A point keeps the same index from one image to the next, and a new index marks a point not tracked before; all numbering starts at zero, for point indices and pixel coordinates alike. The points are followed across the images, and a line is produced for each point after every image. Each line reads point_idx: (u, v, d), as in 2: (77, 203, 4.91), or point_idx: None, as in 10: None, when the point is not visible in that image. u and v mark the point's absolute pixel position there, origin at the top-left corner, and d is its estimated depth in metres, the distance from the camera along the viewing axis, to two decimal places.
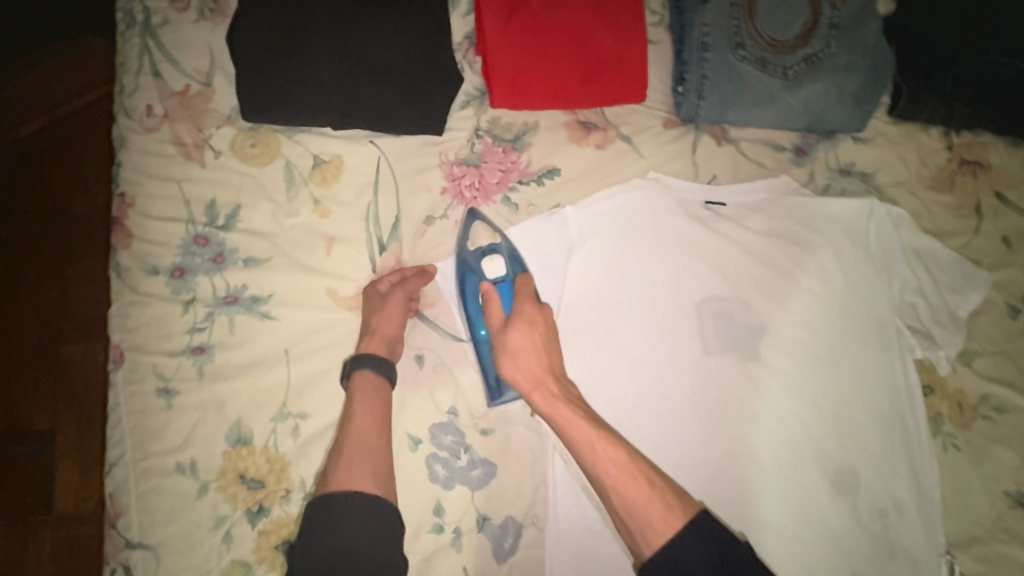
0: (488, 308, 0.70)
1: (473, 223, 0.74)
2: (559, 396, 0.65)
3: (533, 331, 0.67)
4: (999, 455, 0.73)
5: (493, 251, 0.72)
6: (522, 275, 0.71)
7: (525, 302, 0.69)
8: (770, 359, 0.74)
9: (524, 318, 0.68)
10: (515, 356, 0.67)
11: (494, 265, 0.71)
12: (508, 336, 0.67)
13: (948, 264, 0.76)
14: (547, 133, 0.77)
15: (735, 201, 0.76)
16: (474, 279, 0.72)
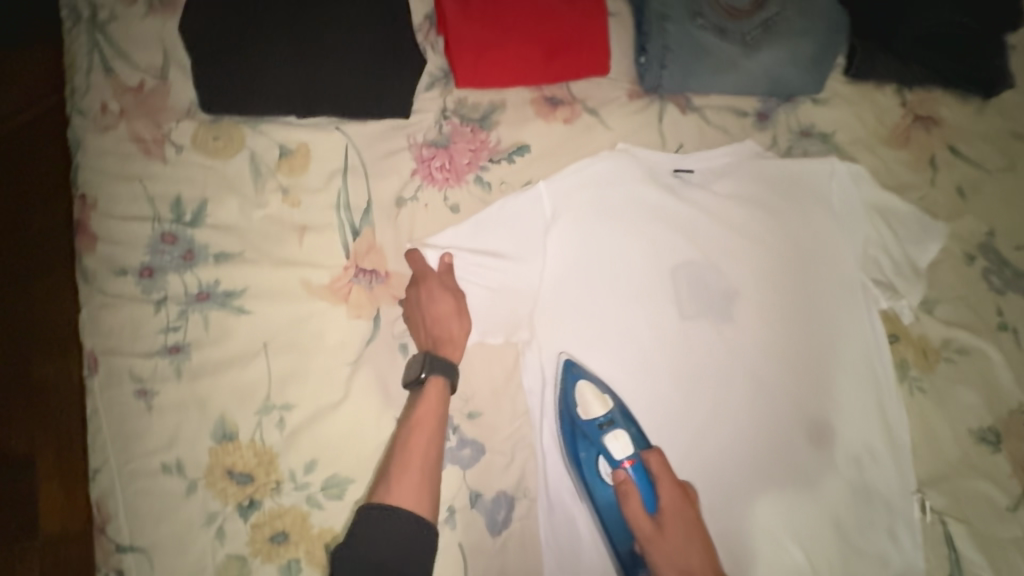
0: (629, 506, 0.66)
1: (575, 380, 0.71)
2: None
3: (690, 533, 0.65)
4: (961, 395, 0.76)
5: (614, 423, 0.70)
6: (651, 451, 0.69)
7: (669, 492, 0.66)
8: (744, 321, 0.75)
9: (672, 514, 0.66)
10: (677, 560, 0.63)
11: (620, 446, 0.69)
12: (665, 539, 0.64)
13: (908, 217, 0.78)
14: (513, 110, 0.77)
15: (703, 167, 0.77)
16: (592, 457, 0.70)
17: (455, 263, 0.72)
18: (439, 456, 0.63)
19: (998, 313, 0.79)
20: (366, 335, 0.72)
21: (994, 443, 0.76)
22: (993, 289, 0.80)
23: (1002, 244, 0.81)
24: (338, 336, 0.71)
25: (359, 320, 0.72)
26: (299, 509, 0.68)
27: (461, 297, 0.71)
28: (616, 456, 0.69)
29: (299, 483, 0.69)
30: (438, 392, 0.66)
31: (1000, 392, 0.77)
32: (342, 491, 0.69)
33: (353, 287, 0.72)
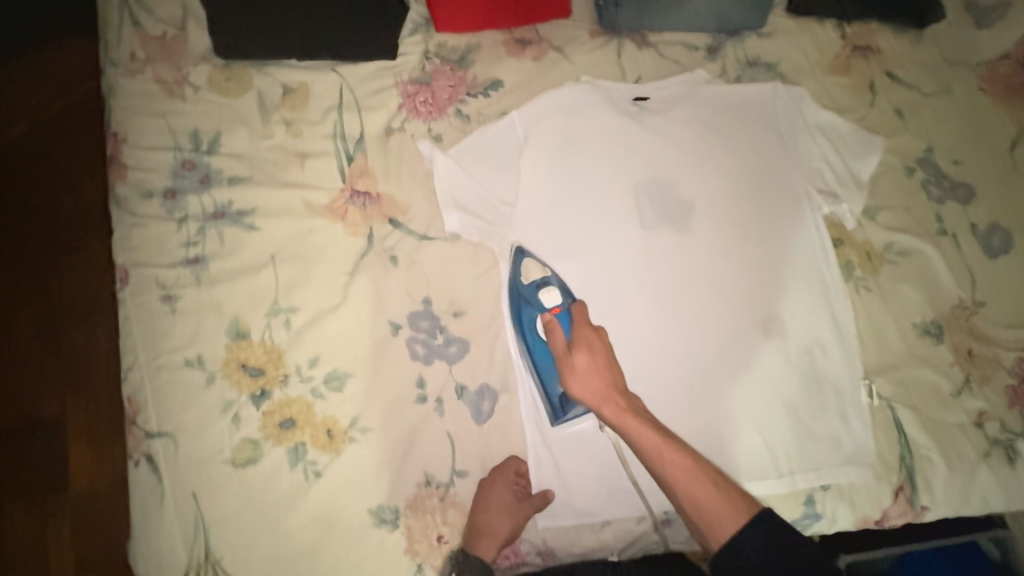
0: (551, 337, 0.75)
1: (523, 259, 0.81)
2: (627, 409, 0.70)
3: (596, 356, 0.73)
4: (904, 292, 0.84)
5: (549, 282, 0.80)
6: (577, 303, 0.77)
7: (586, 329, 0.74)
8: (700, 229, 0.83)
9: (584, 343, 0.73)
10: (582, 376, 0.71)
11: (552, 296, 0.79)
12: (574, 360, 0.72)
13: (849, 134, 0.86)
14: (487, 51, 0.86)
15: (659, 95, 0.86)
16: (529, 309, 0.80)
17: (433, 167, 0.83)
18: (466, 441, 0.78)
19: (937, 219, 0.86)
20: (361, 248, 0.81)
21: (936, 335, 0.83)
22: (932, 198, 0.87)
23: (939, 159, 0.88)
24: (337, 249, 0.81)
25: (355, 236, 0.81)
26: (304, 399, 0.77)
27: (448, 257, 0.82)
28: (545, 305, 0.79)
29: (304, 377, 0.78)
30: (509, 495, 0.76)
31: (940, 289, 0.84)
32: (342, 383, 0.78)
33: (350, 207, 0.82)
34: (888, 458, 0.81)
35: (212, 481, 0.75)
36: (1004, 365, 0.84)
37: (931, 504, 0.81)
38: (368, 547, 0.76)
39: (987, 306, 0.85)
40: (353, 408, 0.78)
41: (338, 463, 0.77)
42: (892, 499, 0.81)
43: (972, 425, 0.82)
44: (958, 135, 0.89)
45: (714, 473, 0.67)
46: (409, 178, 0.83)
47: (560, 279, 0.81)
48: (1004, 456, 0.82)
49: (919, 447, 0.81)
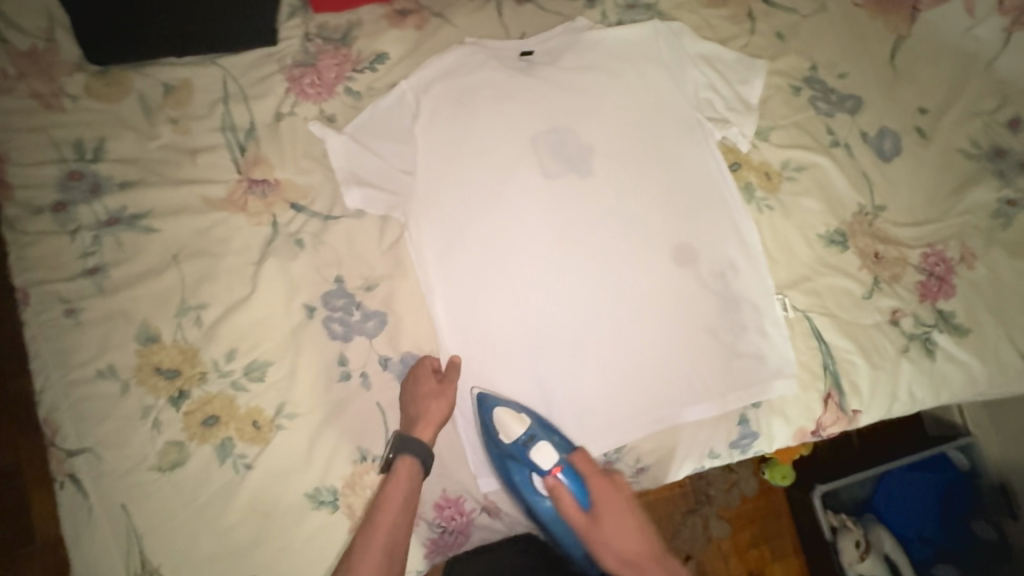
0: (562, 505, 0.74)
1: (494, 412, 0.77)
2: None
3: (619, 511, 0.74)
4: (805, 205, 0.86)
5: (537, 438, 0.75)
6: (575, 453, 0.76)
7: (596, 481, 0.75)
8: (602, 170, 0.84)
9: (603, 502, 0.74)
10: (616, 548, 0.72)
11: (547, 457, 0.74)
12: (602, 532, 0.73)
13: (732, 61, 0.88)
14: (369, 25, 0.86)
15: (545, 48, 0.87)
16: (521, 468, 0.76)
17: (329, 147, 0.82)
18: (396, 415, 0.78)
19: (829, 132, 0.89)
20: (266, 237, 0.81)
21: (842, 244, 0.86)
22: (822, 113, 0.89)
23: (824, 75, 0.91)
24: (243, 240, 0.80)
25: (258, 226, 0.81)
26: (226, 394, 0.76)
27: (357, 234, 0.82)
28: (544, 469, 0.75)
29: (223, 372, 0.77)
30: (438, 381, 0.77)
31: (839, 198, 0.87)
32: (264, 373, 0.77)
33: (249, 198, 0.81)
34: (812, 366, 0.83)
35: (141, 489, 0.74)
36: (912, 262, 0.87)
37: (861, 407, 0.84)
38: (310, 530, 0.75)
39: (888, 208, 0.88)
40: (278, 395, 0.77)
41: (268, 453, 0.76)
42: (822, 407, 0.84)
43: (889, 324, 0.85)
44: (839, 49, 0.92)
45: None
46: (306, 160, 0.83)
47: (518, 403, 0.78)
48: (923, 348, 0.85)
49: (841, 352, 0.84)
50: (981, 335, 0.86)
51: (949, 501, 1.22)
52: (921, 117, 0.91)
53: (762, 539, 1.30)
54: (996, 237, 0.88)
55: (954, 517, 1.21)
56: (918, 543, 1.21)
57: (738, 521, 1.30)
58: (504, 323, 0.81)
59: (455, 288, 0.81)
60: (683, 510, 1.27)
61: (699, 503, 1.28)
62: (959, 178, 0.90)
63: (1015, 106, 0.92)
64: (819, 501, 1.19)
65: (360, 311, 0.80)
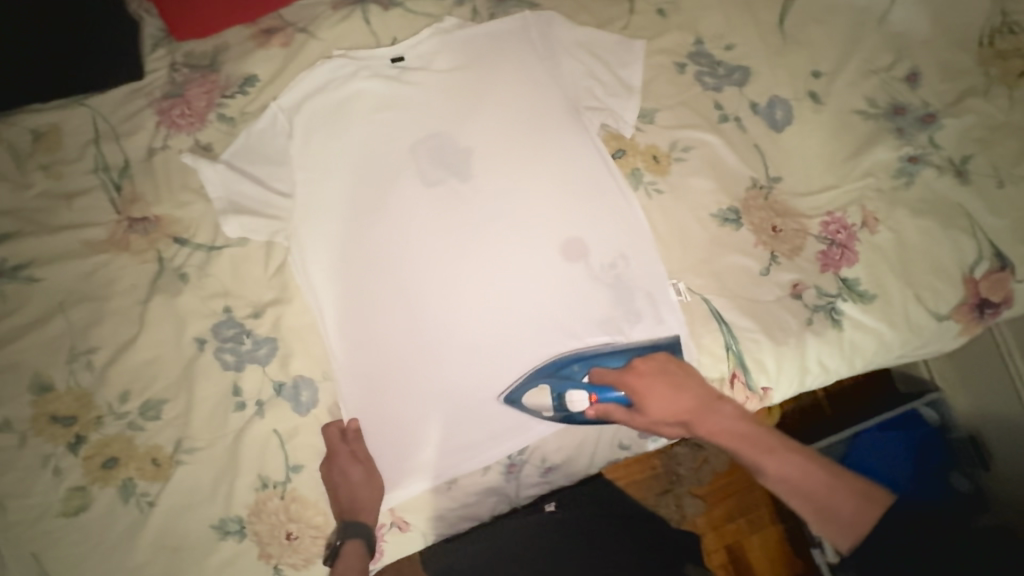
0: (615, 417, 0.76)
1: (518, 405, 0.78)
2: (718, 425, 0.76)
3: (675, 383, 0.76)
4: (696, 185, 0.84)
5: (565, 392, 0.77)
6: (595, 372, 0.77)
7: (630, 377, 0.76)
8: (483, 171, 0.83)
9: (659, 382, 0.76)
10: (666, 413, 0.75)
11: (579, 396, 0.76)
12: (650, 409, 0.74)
13: (610, 43, 0.86)
14: (235, 48, 0.85)
15: (416, 51, 0.85)
16: (561, 406, 0.77)
17: (204, 176, 0.81)
18: (295, 438, 0.79)
19: (717, 107, 0.87)
20: (151, 273, 0.81)
21: (736, 221, 0.84)
22: (708, 88, 0.87)
23: (710, 48, 0.89)
24: (128, 280, 0.80)
25: (142, 264, 0.81)
26: (123, 435, 0.77)
27: (243, 262, 0.82)
28: (585, 406, 0.76)
29: (119, 414, 0.77)
30: (358, 455, 0.76)
31: (731, 174, 0.85)
32: (160, 411, 0.78)
33: (130, 237, 0.81)
34: (714, 349, 0.82)
35: (49, 536, 0.74)
36: (811, 232, 0.85)
37: (771, 384, 0.83)
38: (217, 563, 0.76)
39: (782, 179, 0.86)
40: (176, 432, 0.77)
41: (170, 489, 0.76)
42: (729, 388, 0.82)
43: (790, 298, 0.84)
44: (723, 19, 0.90)
45: (842, 485, 0.71)
46: (184, 193, 0.82)
47: (512, 387, 0.78)
48: (828, 319, 0.84)
49: (743, 332, 0.82)
50: (889, 300, 0.84)
51: (925, 455, 1.22)
52: (813, 81, 0.89)
53: (740, 512, 1.27)
54: (898, 198, 0.86)
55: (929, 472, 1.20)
56: None
57: (714, 497, 1.27)
58: (397, 336, 0.79)
59: (345, 304, 0.80)
60: (656, 491, 1.25)
61: (672, 482, 1.26)
62: (858, 141, 0.88)
63: (910, 60, 0.90)
64: None
65: (251, 340, 0.80)
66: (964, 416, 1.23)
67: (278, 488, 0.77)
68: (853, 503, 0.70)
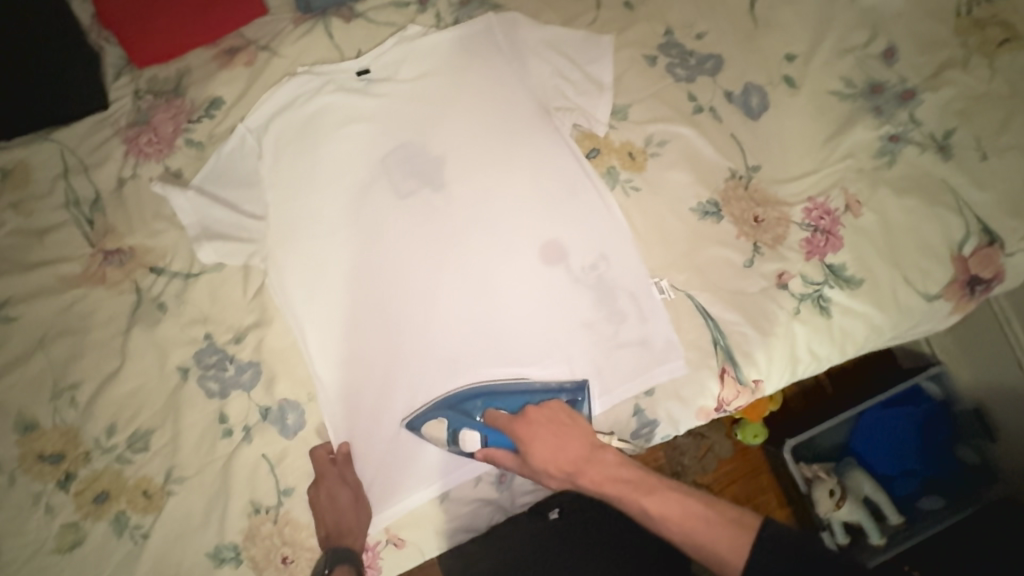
0: (501, 462, 0.73)
1: (421, 434, 0.76)
2: (601, 471, 0.70)
3: (556, 429, 0.73)
4: (673, 180, 0.83)
5: (460, 429, 0.74)
6: (487, 413, 0.74)
7: (514, 423, 0.73)
8: (455, 180, 0.82)
9: (540, 428, 0.73)
10: (548, 458, 0.71)
11: (472, 436, 0.74)
12: (532, 453, 0.71)
13: (577, 41, 0.85)
14: (198, 71, 0.84)
15: (381, 62, 0.84)
16: (455, 448, 0.75)
17: (175, 203, 0.81)
18: (284, 461, 0.78)
19: (691, 98, 0.85)
20: (129, 305, 0.80)
21: (716, 213, 0.83)
22: (680, 79, 0.86)
23: (681, 38, 0.88)
24: (106, 312, 0.80)
25: (119, 295, 0.80)
26: (112, 468, 0.76)
27: (220, 288, 0.81)
28: (472, 449, 0.74)
29: (106, 447, 0.77)
30: (347, 477, 0.76)
31: (708, 166, 0.84)
32: (147, 442, 0.77)
33: (106, 270, 0.80)
34: (701, 344, 0.81)
35: None
36: (794, 220, 0.84)
37: (762, 375, 0.82)
38: None
39: (761, 168, 0.85)
40: (164, 462, 0.77)
41: (162, 520, 0.76)
42: (719, 383, 0.81)
43: (775, 288, 0.82)
44: (692, 8, 0.88)
45: (723, 518, 0.64)
46: (156, 221, 0.82)
47: (422, 416, 0.75)
48: (816, 307, 0.82)
49: (729, 325, 0.81)
50: (876, 283, 0.83)
51: (932, 430, 1.20)
52: (788, 65, 0.88)
53: (745, 498, 1.30)
54: (880, 179, 0.85)
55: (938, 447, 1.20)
56: (904, 478, 1.20)
57: (719, 485, 1.30)
58: (377, 352, 0.78)
59: (324, 323, 0.79)
60: None
61: (676, 472, 1.28)
62: (836, 123, 0.86)
63: (886, 37, 0.88)
64: (790, 455, 1.19)
65: (234, 365, 0.79)
66: (967, 390, 1.21)
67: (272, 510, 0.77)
68: (728, 531, 0.62)
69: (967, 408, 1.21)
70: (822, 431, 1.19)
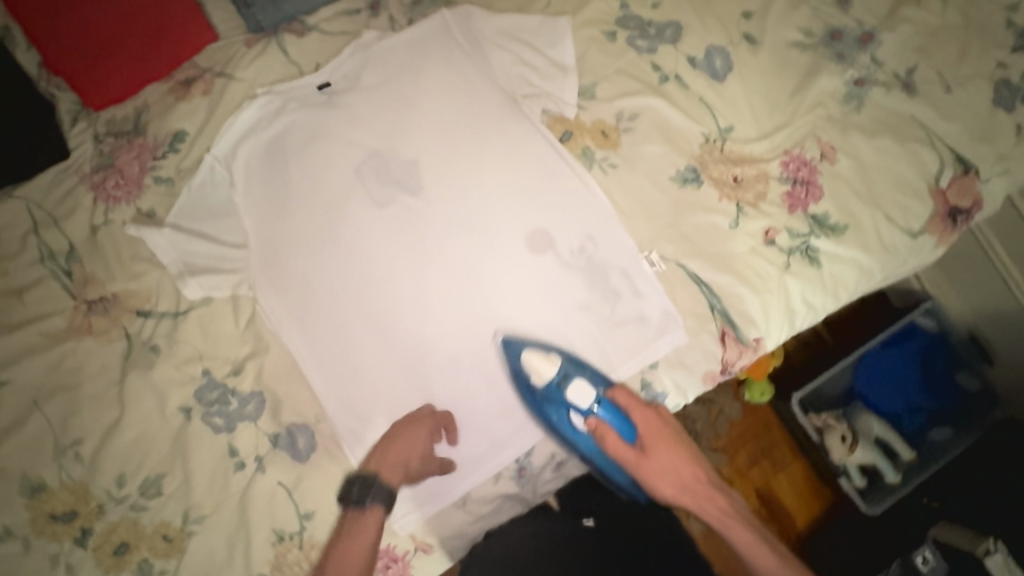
0: (607, 441, 0.75)
1: (523, 354, 0.76)
2: (714, 502, 0.77)
3: (682, 443, 0.78)
4: (649, 152, 0.83)
5: (570, 377, 0.74)
6: (612, 388, 0.76)
7: (638, 412, 0.76)
8: (432, 181, 0.81)
9: (666, 431, 0.77)
10: (665, 464, 0.77)
11: (584, 397, 0.74)
12: (650, 454, 0.76)
13: (534, 27, 0.85)
14: (155, 105, 0.83)
15: (341, 74, 0.83)
16: (563, 411, 0.75)
17: (153, 243, 0.79)
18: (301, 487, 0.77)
19: (655, 68, 0.85)
20: (121, 352, 0.79)
21: (695, 179, 0.83)
22: (642, 50, 0.86)
23: (637, 9, 0.87)
24: (99, 363, 0.78)
25: (109, 343, 0.79)
26: (128, 518, 0.75)
27: (211, 322, 0.80)
28: (582, 408, 0.74)
29: (119, 498, 0.76)
30: (435, 424, 0.76)
31: (681, 133, 0.84)
32: (160, 486, 0.76)
33: (92, 319, 0.79)
34: (698, 311, 0.81)
35: None
36: (773, 175, 0.84)
37: (763, 333, 0.82)
38: None
39: (734, 128, 0.85)
40: (180, 504, 0.76)
41: (186, 563, 0.75)
42: (722, 346, 0.82)
43: (763, 245, 0.83)
44: None
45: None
46: (136, 264, 0.80)
47: (535, 345, 0.76)
48: (805, 258, 0.83)
49: (723, 288, 0.82)
50: (860, 227, 0.84)
51: (931, 364, 1.23)
52: (746, 23, 0.88)
53: (761, 454, 1.33)
54: (850, 124, 0.86)
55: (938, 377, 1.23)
56: (910, 414, 1.23)
57: (733, 445, 1.32)
58: (378, 364, 0.78)
59: (321, 342, 0.79)
60: None
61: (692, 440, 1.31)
62: (801, 74, 0.87)
63: None
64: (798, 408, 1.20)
65: (236, 397, 0.78)
66: (962, 318, 1.24)
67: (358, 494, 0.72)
68: None
69: (961, 336, 1.23)
70: (826, 379, 1.22)
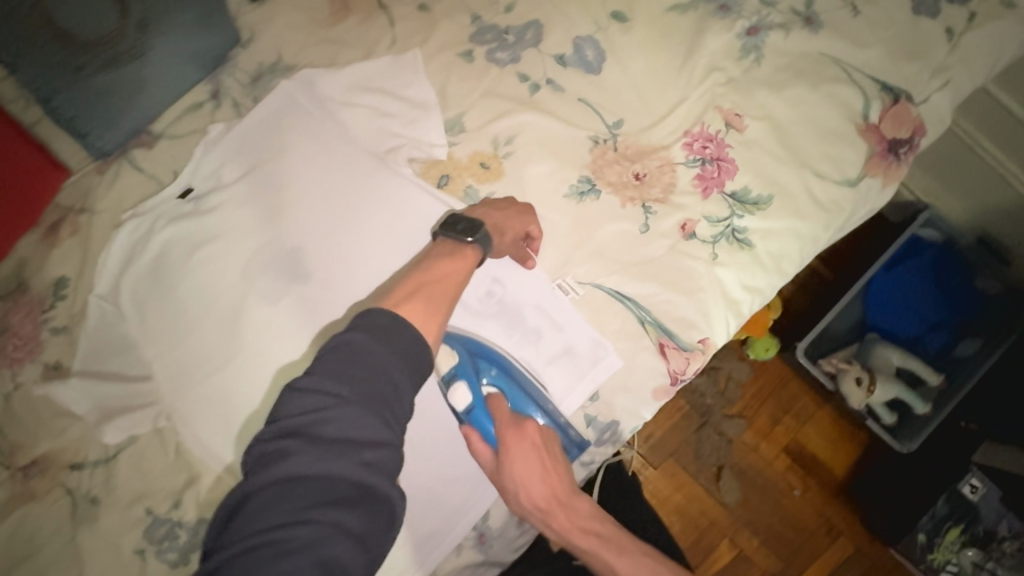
0: (472, 443, 0.68)
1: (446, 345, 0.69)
2: (570, 522, 0.68)
3: (544, 460, 0.67)
4: (537, 171, 0.76)
5: (456, 380, 0.67)
6: (491, 394, 0.68)
7: (508, 428, 0.67)
8: (315, 260, 0.76)
9: (529, 442, 0.67)
10: (523, 480, 0.67)
11: (462, 401, 0.67)
12: (508, 465, 0.67)
13: (382, 71, 0.80)
14: (33, 258, 0.81)
15: (201, 176, 0.80)
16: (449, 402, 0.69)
17: (63, 397, 0.78)
18: None
19: (523, 78, 0.78)
20: (63, 513, 0.76)
21: (592, 188, 0.76)
22: (504, 62, 0.78)
23: (490, 18, 0.80)
24: (44, 529, 0.76)
25: (49, 506, 0.77)
26: None
27: (141, 460, 0.78)
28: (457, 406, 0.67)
29: None
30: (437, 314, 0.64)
31: (567, 141, 0.76)
32: None
33: (26, 487, 0.77)
34: (630, 330, 0.74)
35: None
36: (678, 161, 0.76)
37: (709, 332, 0.74)
38: None
39: (623, 122, 0.77)
40: None
41: None
42: (663, 359, 0.73)
43: (684, 242, 0.75)
44: None
45: None
46: (57, 420, 0.79)
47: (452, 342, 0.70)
48: (734, 244, 0.75)
49: (653, 298, 0.74)
50: (788, 193, 0.75)
51: (942, 275, 1.11)
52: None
53: (783, 411, 1.22)
54: (752, 80, 0.76)
55: (953, 288, 1.11)
56: (933, 332, 1.11)
57: (752, 408, 1.21)
58: None
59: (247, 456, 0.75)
60: (692, 429, 1.19)
61: (704, 414, 1.20)
62: (683, 40, 0.78)
63: None
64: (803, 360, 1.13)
65: (185, 527, 0.77)
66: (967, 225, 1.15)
67: (469, 230, 0.67)
68: None
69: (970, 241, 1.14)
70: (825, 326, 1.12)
